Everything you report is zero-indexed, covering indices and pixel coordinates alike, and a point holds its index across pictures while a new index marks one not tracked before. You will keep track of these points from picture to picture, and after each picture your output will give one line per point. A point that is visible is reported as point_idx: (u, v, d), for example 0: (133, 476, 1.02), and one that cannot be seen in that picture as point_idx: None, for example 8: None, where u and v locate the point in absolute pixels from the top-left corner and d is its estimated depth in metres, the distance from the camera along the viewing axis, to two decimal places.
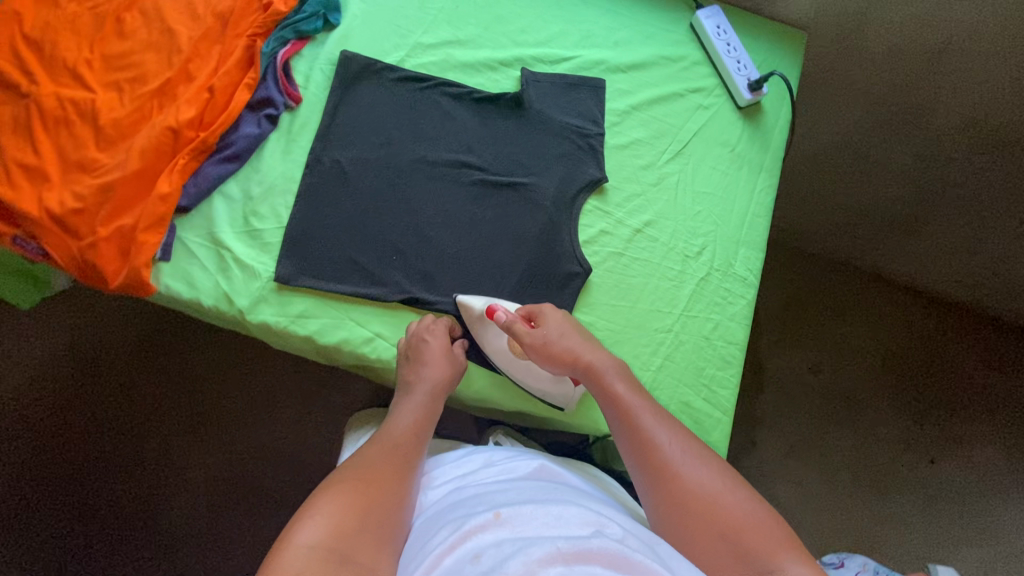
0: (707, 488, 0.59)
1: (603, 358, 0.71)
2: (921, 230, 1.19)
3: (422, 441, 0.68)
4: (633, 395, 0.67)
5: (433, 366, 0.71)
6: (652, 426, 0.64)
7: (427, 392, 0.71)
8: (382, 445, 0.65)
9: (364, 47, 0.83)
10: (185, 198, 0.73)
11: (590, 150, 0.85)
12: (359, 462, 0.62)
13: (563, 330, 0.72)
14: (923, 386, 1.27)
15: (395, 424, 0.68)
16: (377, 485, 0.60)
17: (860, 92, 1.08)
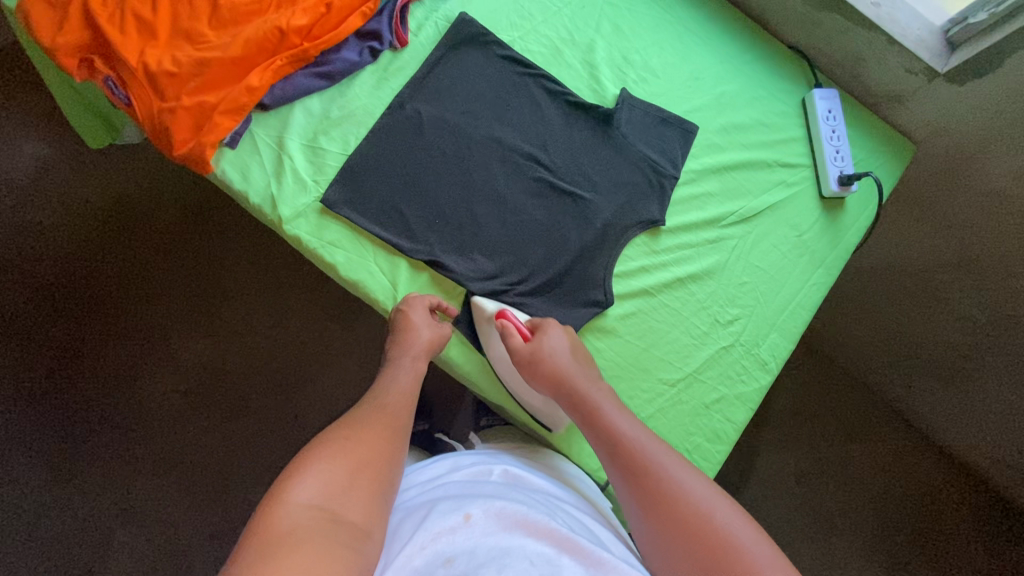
0: (688, 499, 0.56)
1: (590, 381, 0.67)
2: (960, 388, 1.13)
3: (415, 406, 0.68)
4: (628, 427, 0.63)
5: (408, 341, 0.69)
6: (633, 435, 0.62)
7: (409, 359, 0.70)
8: (374, 407, 0.64)
9: (481, 15, 0.83)
10: (269, 97, 0.76)
11: (660, 188, 0.81)
12: (353, 422, 0.61)
13: (555, 351, 0.69)
14: (900, 533, 1.25)
15: (386, 388, 0.67)
16: (368, 445, 0.58)
17: (949, 230, 0.98)
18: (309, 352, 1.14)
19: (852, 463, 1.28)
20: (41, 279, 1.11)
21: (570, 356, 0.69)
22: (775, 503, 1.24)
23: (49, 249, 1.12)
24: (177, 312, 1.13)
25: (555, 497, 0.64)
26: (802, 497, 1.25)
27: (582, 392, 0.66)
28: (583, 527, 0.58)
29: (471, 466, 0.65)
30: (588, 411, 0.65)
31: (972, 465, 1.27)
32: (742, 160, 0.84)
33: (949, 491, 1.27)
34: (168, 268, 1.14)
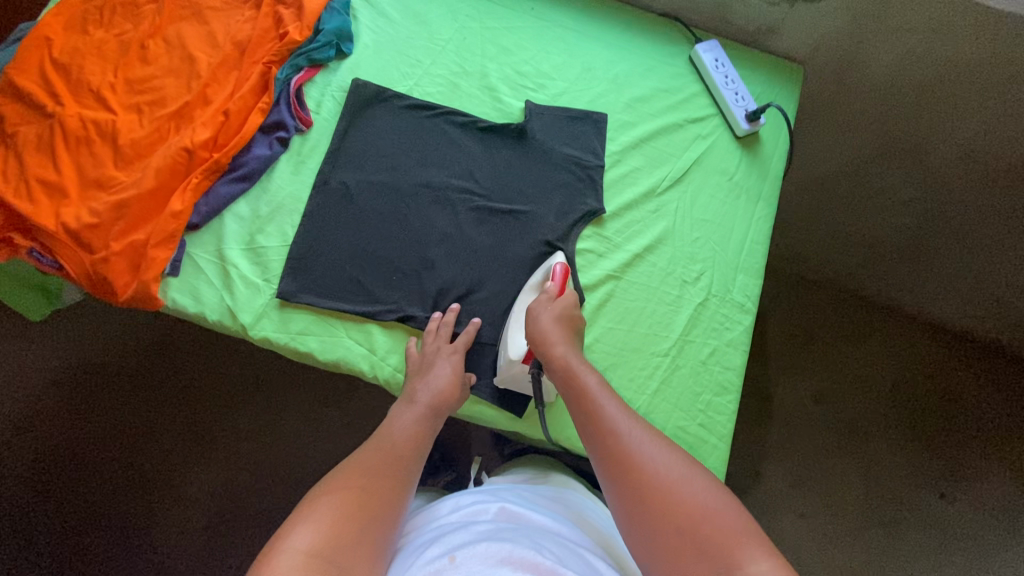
0: (687, 487, 0.55)
1: (575, 348, 0.70)
2: (922, 263, 1.28)
3: (422, 446, 0.69)
4: (603, 394, 0.65)
5: (435, 382, 0.71)
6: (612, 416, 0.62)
7: (428, 403, 0.70)
8: (381, 450, 0.65)
9: (373, 76, 0.86)
10: (196, 215, 0.76)
11: (590, 180, 0.84)
12: (355, 467, 0.62)
13: (558, 315, 0.72)
14: (917, 411, 1.40)
15: (393, 426, 0.69)
16: (370, 489, 0.59)
17: (865, 127, 1.04)
18: (322, 445, 1.11)
19: (854, 364, 1.42)
20: (35, 467, 1.07)
21: (564, 326, 0.71)
22: (803, 430, 1.38)
23: (37, 435, 1.08)
24: (188, 450, 1.10)
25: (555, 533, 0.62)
26: (825, 414, 1.39)
27: (563, 352, 0.68)
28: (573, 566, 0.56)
29: (468, 506, 0.66)
30: (592, 411, 0.63)
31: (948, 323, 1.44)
32: (655, 129, 0.88)
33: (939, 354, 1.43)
34: (164, 412, 1.11)
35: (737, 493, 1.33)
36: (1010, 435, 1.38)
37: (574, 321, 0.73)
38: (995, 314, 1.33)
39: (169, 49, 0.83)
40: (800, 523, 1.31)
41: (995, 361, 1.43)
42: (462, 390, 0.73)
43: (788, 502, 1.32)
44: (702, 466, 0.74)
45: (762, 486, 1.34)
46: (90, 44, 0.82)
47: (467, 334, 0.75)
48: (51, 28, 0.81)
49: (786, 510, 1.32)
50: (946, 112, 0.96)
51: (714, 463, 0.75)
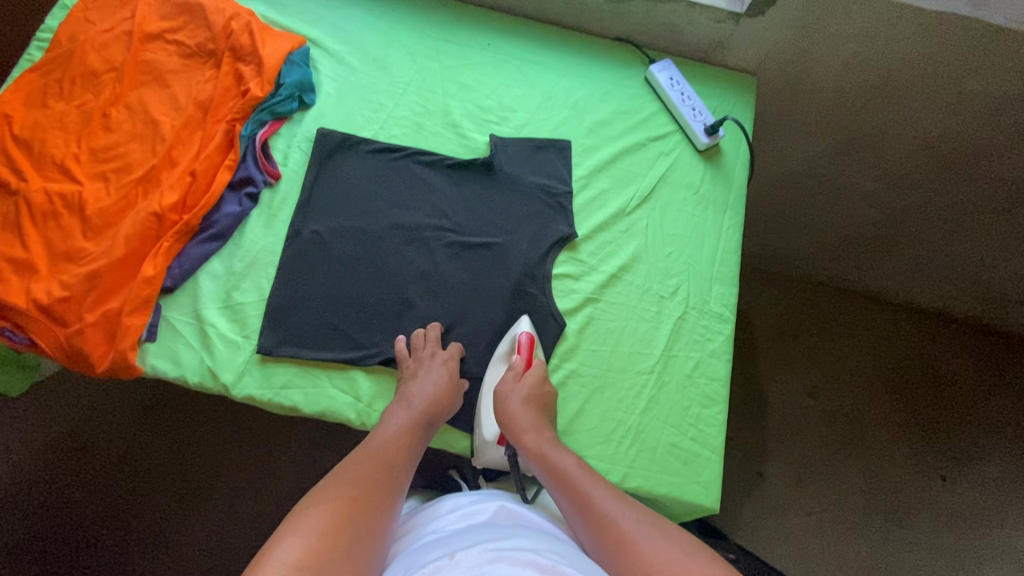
0: (671, 560, 0.54)
1: (547, 433, 0.70)
2: (896, 249, 1.33)
3: (413, 449, 0.67)
4: (582, 473, 0.65)
5: (420, 390, 0.70)
6: (593, 494, 0.62)
7: (416, 409, 0.69)
8: (370, 456, 0.64)
9: (338, 124, 0.87)
10: (170, 278, 0.76)
11: (560, 206, 0.86)
12: (344, 476, 0.61)
13: (527, 396, 0.71)
14: (910, 395, 1.44)
15: (382, 431, 0.67)
16: (358, 498, 0.58)
17: (824, 129, 1.08)
18: None
19: (844, 354, 1.46)
20: (26, 548, 1.03)
21: (535, 407, 0.71)
22: (800, 426, 1.40)
23: (25, 514, 1.05)
24: (184, 514, 1.07)
25: (555, 535, 0.61)
26: (821, 407, 1.42)
27: (535, 440, 0.68)
28: (572, 557, 0.55)
29: (467, 510, 0.65)
30: (576, 488, 0.63)
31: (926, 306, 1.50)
32: (619, 150, 0.90)
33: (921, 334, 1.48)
34: (156, 476, 1.09)
35: (742, 496, 1.34)
36: (996, 409, 1.43)
37: (542, 398, 0.73)
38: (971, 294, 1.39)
39: (131, 115, 0.83)
40: (808, 520, 1.33)
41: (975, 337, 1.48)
42: (453, 402, 0.73)
43: (794, 500, 1.34)
44: (698, 480, 0.75)
45: (766, 487, 1.35)
46: (51, 117, 0.82)
47: (455, 352, 0.76)
48: (10, 105, 0.82)
49: (792, 508, 1.34)
50: (900, 108, 1.00)
51: (709, 476, 0.75)
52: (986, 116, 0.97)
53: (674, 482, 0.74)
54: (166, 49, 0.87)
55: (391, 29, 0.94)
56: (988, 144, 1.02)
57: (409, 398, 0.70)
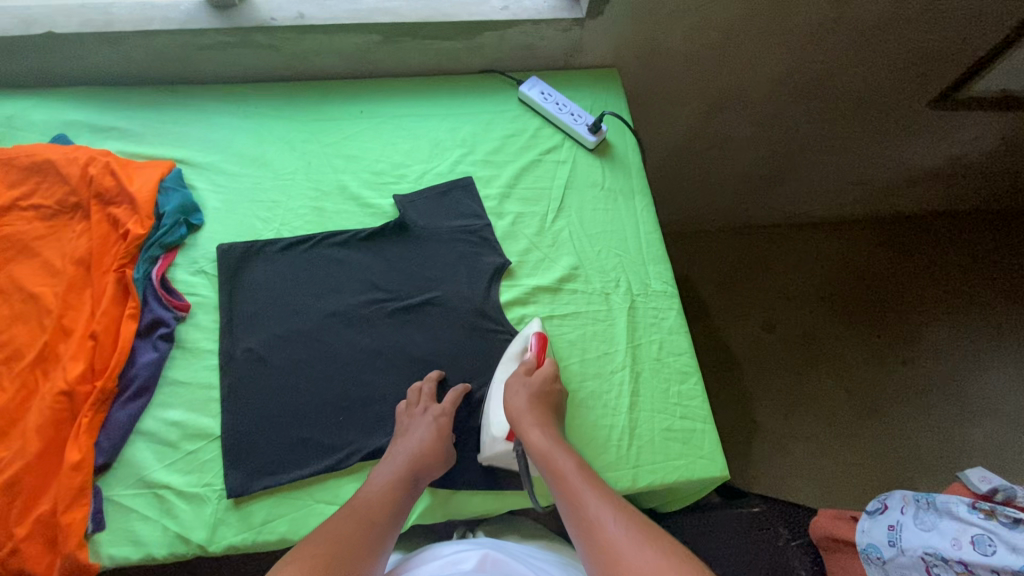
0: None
1: (552, 432, 0.68)
2: (788, 176, 1.49)
3: (400, 504, 0.65)
4: (581, 477, 0.64)
5: (410, 438, 0.68)
6: (592, 508, 0.60)
7: (407, 457, 0.67)
8: (357, 510, 0.62)
9: (236, 234, 0.83)
10: (102, 454, 0.68)
11: (484, 240, 0.86)
12: (328, 528, 0.60)
13: (535, 391, 0.71)
14: (846, 299, 1.62)
15: (372, 485, 0.66)
16: (337, 552, 0.57)
17: (695, 99, 1.17)
18: None
19: (781, 283, 1.63)
20: None
21: (537, 406, 0.69)
22: (769, 360, 1.52)
23: None
24: None
25: None
26: (780, 338, 1.55)
27: (539, 442, 0.67)
28: None
29: (453, 555, 0.67)
30: (577, 499, 0.62)
31: (827, 217, 1.71)
32: (520, 172, 0.92)
33: (834, 241, 1.70)
34: None
35: (747, 444, 1.42)
36: (911, 286, 1.65)
37: (553, 397, 0.72)
38: (857, 194, 1.61)
39: (5, 296, 0.75)
40: (810, 443, 1.43)
41: (870, 232, 1.72)
42: (446, 452, 0.70)
43: (792, 431, 1.44)
44: (702, 455, 0.75)
45: (764, 429, 1.44)
46: None
47: (456, 395, 0.74)
48: None
49: (794, 438, 1.43)
50: (751, 60, 1.09)
51: (711, 446, 0.76)
52: (818, 44, 1.09)
53: (681, 465, 0.75)
54: (24, 216, 0.80)
55: (260, 126, 0.92)
56: (826, 66, 1.15)
57: (401, 446, 0.68)
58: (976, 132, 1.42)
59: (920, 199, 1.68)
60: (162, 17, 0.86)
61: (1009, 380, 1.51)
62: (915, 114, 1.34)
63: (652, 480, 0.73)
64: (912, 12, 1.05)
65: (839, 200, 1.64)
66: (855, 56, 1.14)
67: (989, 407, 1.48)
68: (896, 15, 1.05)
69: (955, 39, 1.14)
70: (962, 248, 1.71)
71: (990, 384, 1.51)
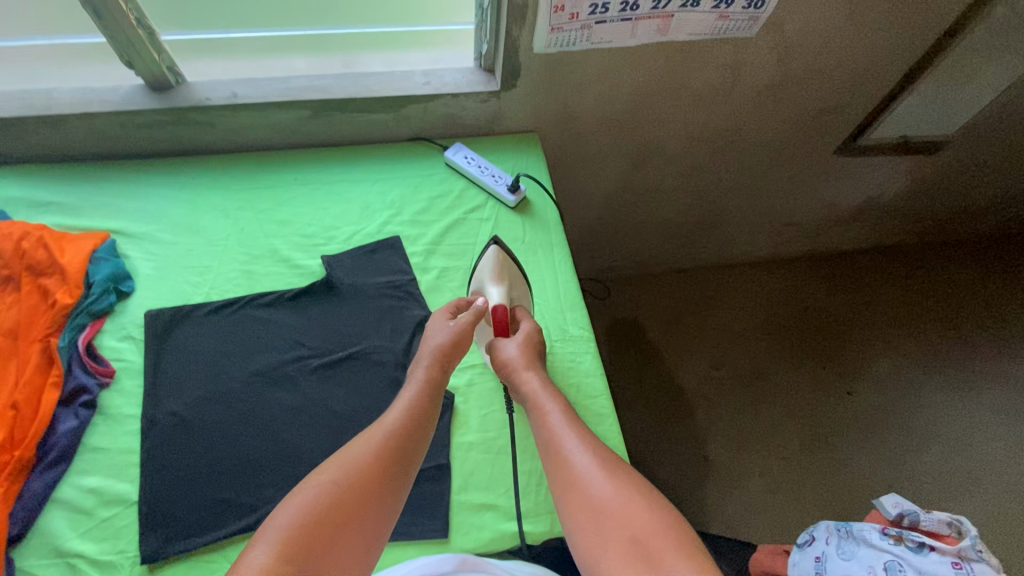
0: (641, 518, 0.61)
1: (546, 385, 0.77)
2: (719, 221, 1.59)
3: (425, 414, 0.71)
4: (574, 429, 0.71)
5: (425, 354, 0.78)
6: (580, 453, 0.68)
7: (425, 375, 0.75)
8: (379, 425, 0.68)
9: (167, 300, 0.87)
10: (15, 525, 0.69)
11: (408, 295, 0.91)
12: (347, 450, 0.65)
13: (522, 346, 0.81)
14: (787, 335, 1.69)
15: (399, 402, 0.72)
16: (354, 470, 0.62)
17: (616, 157, 1.26)
18: None
19: (724, 321, 1.70)
20: None
21: (531, 359, 0.80)
22: (715, 397, 1.57)
23: None
24: None
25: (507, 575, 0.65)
26: (725, 375, 1.61)
27: (532, 385, 0.77)
28: None
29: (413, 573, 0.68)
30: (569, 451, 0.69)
31: (763, 258, 1.81)
32: (445, 230, 0.99)
33: (772, 279, 1.79)
34: None
35: (698, 482, 1.44)
36: (846, 319, 1.73)
37: (535, 346, 0.83)
38: (786, 234, 1.71)
39: None
40: (760, 480, 1.45)
41: (804, 269, 1.82)
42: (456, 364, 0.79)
43: (741, 467, 1.47)
44: None
45: (714, 466, 1.47)
46: None
47: (467, 319, 0.81)
48: None
49: (744, 475, 1.46)
50: (662, 121, 1.19)
51: None
52: (720, 104, 1.20)
53: None
54: None
55: (197, 196, 0.97)
56: (732, 123, 1.26)
57: (423, 360, 0.77)
58: (884, 175, 1.55)
59: (846, 238, 1.79)
60: (101, 99, 0.93)
61: (944, 407, 1.57)
62: (824, 161, 1.45)
63: None
64: (799, 75, 1.17)
65: (771, 241, 1.74)
66: (757, 112, 1.25)
67: (928, 435, 1.53)
68: (786, 77, 1.17)
69: (843, 95, 1.26)
70: (892, 281, 1.81)
71: (927, 411, 1.57)
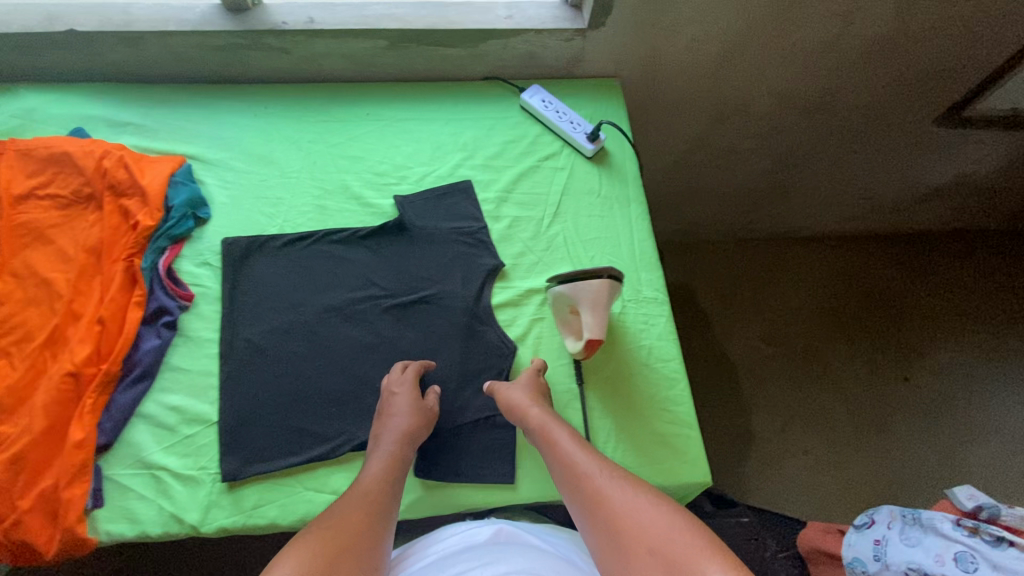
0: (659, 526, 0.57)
1: (548, 408, 0.72)
2: (791, 190, 1.50)
3: (391, 491, 0.67)
4: (579, 449, 0.67)
5: (398, 417, 0.71)
6: (587, 469, 0.65)
7: (393, 443, 0.70)
8: (353, 500, 0.64)
9: (242, 229, 0.86)
10: (103, 435, 0.72)
11: (480, 242, 0.88)
12: (334, 515, 0.61)
13: (528, 386, 0.75)
14: (848, 314, 1.62)
15: (365, 479, 0.67)
16: (341, 539, 0.58)
17: (696, 112, 1.18)
18: None
19: (782, 295, 1.63)
20: None
21: (536, 393, 0.74)
22: (765, 372, 1.53)
23: None
24: None
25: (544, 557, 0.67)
26: (778, 350, 1.56)
27: (540, 414, 0.70)
28: None
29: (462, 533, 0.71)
30: (575, 470, 0.65)
31: (831, 232, 1.71)
32: (518, 177, 0.95)
33: (838, 255, 1.70)
34: None
35: (740, 454, 1.43)
36: (914, 302, 1.64)
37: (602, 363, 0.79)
38: (861, 208, 1.61)
39: (20, 282, 0.79)
40: (805, 458, 1.43)
41: (874, 246, 1.72)
42: (426, 430, 0.73)
43: (787, 444, 1.45)
44: (686, 459, 0.76)
45: (758, 440, 1.45)
46: None
47: (433, 399, 0.75)
48: None
49: (788, 451, 1.44)
50: (752, 74, 1.10)
51: (695, 451, 0.77)
52: (818, 60, 1.10)
53: (664, 469, 0.76)
54: (41, 205, 0.84)
55: (269, 126, 0.95)
56: (826, 82, 1.16)
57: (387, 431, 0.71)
58: (983, 150, 1.41)
59: (925, 217, 1.67)
60: (178, 18, 0.90)
61: (1010, 402, 1.50)
62: (919, 131, 1.33)
63: None
64: (913, 31, 1.06)
65: (843, 215, 1.64)
66: (856, 71, 1.14)
67: (988, 429, 1.47)
68: (897, 33, 1.06)
69: (956, 58, 1.14)
70: (970, 266, 1.69)
71: (991, 405, 1.50)
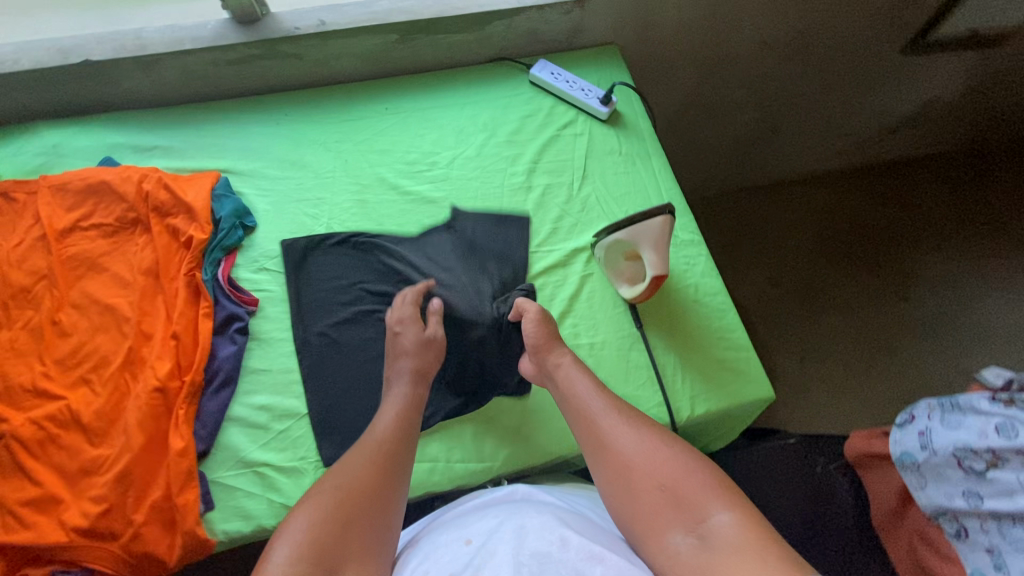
0: (668, 467, 0.58)
1: (570, 357, 0.74)
2: (777, 135, 1.58)
3: (409, 435, 0.67)
4: (595, 395, 0.69)
5: (410, 356, 0.75)
6: (602, 412, 0.66)
7: (406, 380, 0.72)
8: (368, 448, 0.63)
9: (290, 232, 0.89)
10: (200, 442, 0.73)
11: (521, 213, 0.93)
12: (346, 466, 0.61)
13: (539, 322, 0.77)
14: (844, 246, 1.71)
15: (381, 422, 0.67)
16: (357, 490, 0.58)
17: (687, 69, 1.24)
18: None
19: (781, 237, 1.71)
20: None
21: (553, 344, 0.76)
22: (778, 310, 1.61)
23: None
24: None
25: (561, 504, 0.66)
26: (786, 289, 1.64)
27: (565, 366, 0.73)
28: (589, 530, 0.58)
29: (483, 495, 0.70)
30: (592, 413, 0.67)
31: (816, 171, 1.80)
32: (542, 147, 0.99)
33: (826, 192, 1.79)
34: None
35: None
36: (901, 226, 1.74)
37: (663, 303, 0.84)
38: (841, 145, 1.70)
39: (83, 311, 0.80)
40: (828, 384, 1.51)
41: (857, 179, 1.81)
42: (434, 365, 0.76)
43: (809, 373, 1.53)
44: (750, 379, 0.82)
45: (783, 374, 1.53)
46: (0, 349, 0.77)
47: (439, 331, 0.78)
48: None
49: (812, 380, 1.52)
50: (736, 26, 1.17)
51: (756, 370, 0.83)
52: (793, 5, 1.17)
53: (732, 391, 0.81)
54: (87, 235, 0.85)
55: (295, 131, 0.97)
56: (802, 26, 1.23)
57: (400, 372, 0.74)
58: (947, 74, 1.51)
59: (900, 145, 1.77)
60: (192, 36, 0.91)
61: (1003, 303, 1.61)
62: (888, 62, 1.42)
63: (709, 407, 0.80)
64: None
65: (825, 154, 1.73)
66: (829, 11, 1.22)
67: (988, 330, 1.57)
68: None
69: None
70: (947, 186, 1.80)
71: (987, 308, 1.60)
